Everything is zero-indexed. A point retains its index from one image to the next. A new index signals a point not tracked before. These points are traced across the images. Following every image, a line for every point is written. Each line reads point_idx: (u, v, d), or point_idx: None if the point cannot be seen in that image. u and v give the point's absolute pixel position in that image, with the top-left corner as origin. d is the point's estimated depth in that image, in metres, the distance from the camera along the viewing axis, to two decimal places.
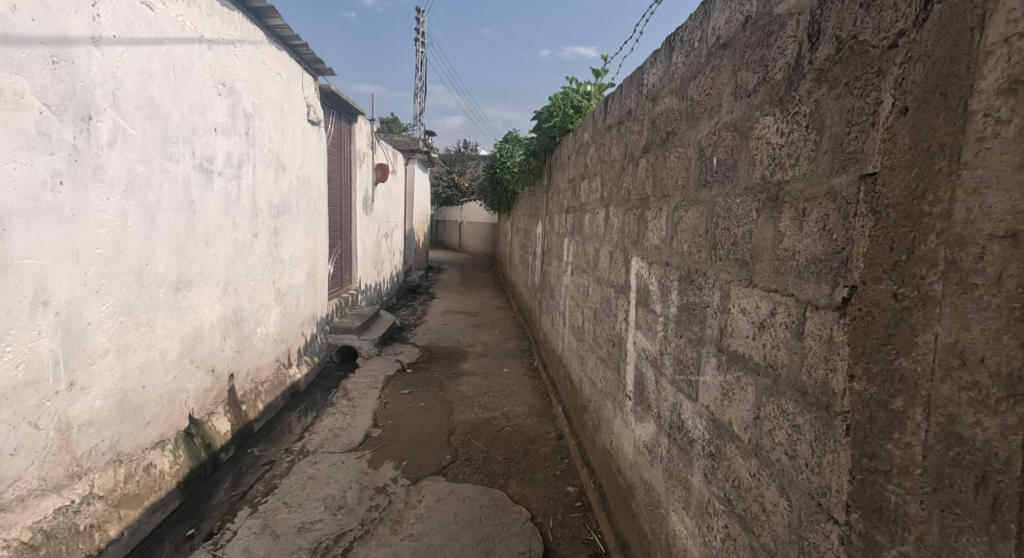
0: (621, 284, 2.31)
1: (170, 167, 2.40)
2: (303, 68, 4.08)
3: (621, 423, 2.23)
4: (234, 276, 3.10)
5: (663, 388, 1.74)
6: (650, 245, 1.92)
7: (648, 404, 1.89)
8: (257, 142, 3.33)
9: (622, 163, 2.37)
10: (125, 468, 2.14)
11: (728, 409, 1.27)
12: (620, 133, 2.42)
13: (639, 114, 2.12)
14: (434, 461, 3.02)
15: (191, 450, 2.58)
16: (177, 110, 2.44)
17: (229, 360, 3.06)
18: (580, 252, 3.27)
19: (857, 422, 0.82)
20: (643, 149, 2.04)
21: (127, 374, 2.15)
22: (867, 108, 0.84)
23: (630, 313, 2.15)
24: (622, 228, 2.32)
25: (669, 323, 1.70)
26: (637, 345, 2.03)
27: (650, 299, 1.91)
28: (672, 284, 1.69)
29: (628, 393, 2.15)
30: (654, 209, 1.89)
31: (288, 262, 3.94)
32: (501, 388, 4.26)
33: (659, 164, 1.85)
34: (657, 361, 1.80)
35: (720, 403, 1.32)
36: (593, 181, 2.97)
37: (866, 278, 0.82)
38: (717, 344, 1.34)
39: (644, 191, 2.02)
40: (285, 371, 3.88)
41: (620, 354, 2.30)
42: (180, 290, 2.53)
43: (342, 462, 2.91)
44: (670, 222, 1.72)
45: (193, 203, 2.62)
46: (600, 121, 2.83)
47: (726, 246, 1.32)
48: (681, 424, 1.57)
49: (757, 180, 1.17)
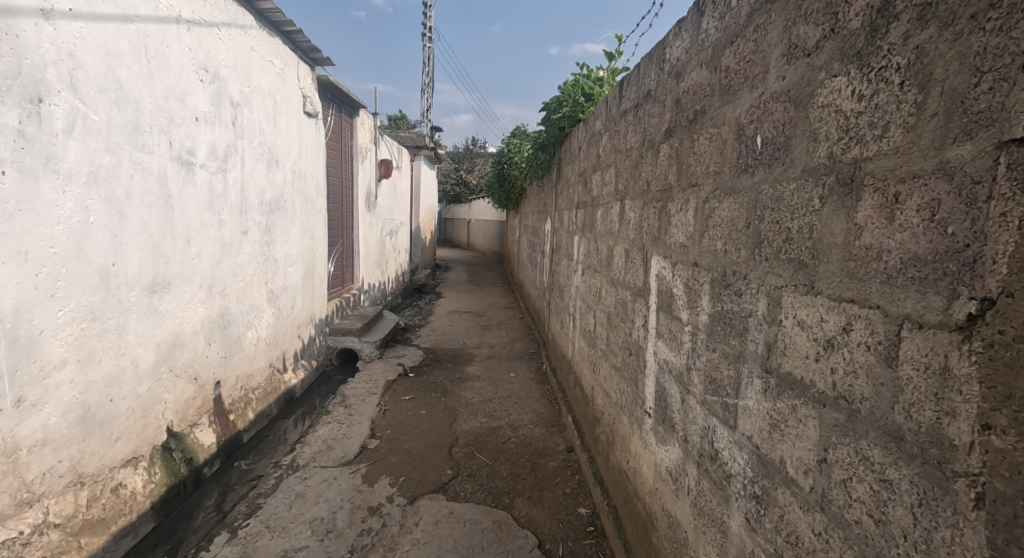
0: (638, 286, 2.07)
1: (143, 159, 2.19)
2: (299, 57, 3.87)
3: (639, 442, 2.00)
4: (219, 277, 2.88)
5: (691, 410, 1.50)
6: (674, 242, 1.68)
7: (672, 426, 1.65)
8: (245, 133, 3.11)
9: (639, 151, 2.13)
10: (88, 491, 1.94)
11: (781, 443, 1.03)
12: (637, 117, 2.17)
13: (660, 95, 1.87)
14: (434, 476, 2.79)
15: (168, 467, 2.38)
16: (152, 97, 2.23)
17: (214, 367, 2.85)
18: (591, 250, 3.03)
19: (1000, 494, 0.62)
20: (665, 133, 1.80)
21: (90, 387, 1.95)
22: (1013, 47, 0.63)
23: (650, 319, 1.91)
24: (640, 224, 2.08)
25: (698, 334, 1.46)
26: (659, 356, 1.80)
27: (674, 304, 1.67)
28: (702, 288, 1.45)
29: (648, 410, 1.91)
30: (678, 202, 1.65)
31: (282, 262, 3.73)
32: (508, 394, 4.03)
33: (685, 148, 1.61)
34: (683, 377, 1.57)
35: (767, 436, 1.08)
36: (606, 173, 2.73)
37: (1014, 287, 0.61)
38: (765, 363, 1.10)
39: (666, 182, 1.78)
40: (279, 377, 3.67)
41: (638, 365, 2.06)
42: (156, 292, 2.33)
43: (334, 478, 2.70)
44: (699, 217, 1.48)
45: (171, 199, 2.41)
46: (615, 108, 2.58)
47: (776, 243, 1.07)
48: (714, 454, 1.33)
49: (821, 160, 0.93)
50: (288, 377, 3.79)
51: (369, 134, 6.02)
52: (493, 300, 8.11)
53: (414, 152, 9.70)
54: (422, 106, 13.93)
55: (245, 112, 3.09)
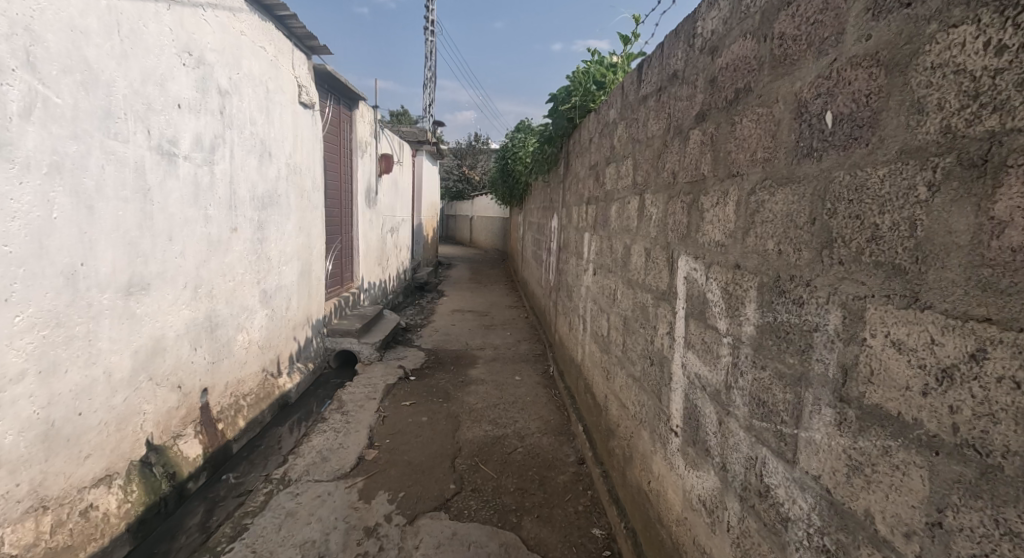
0: (662, 289, 1.88)
1: (116, 149, 2.00)
2: (294, 44, 3.67)
3: (664, 463, 1.81)
4: (206, 277, 2.69)
5: (732, 435, 1.31)
6: (708, 241, 1.48)
7: (707, 449, 1.46)
8: (234, 123, 2.91)
9: (663, 139, 1.93)
10: (52, 515, 1.76)
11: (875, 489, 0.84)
12: (661, 102, 1.96)
13: (690, 76, 1.67)
14: (437, 491, 2.60)
15: (148, 484, 2.19)
16: (127, 81, 2.04)
17: (201, 374, 2.66)
18: (604, 248, 2.83)
19: None
20: (697, 118, 1.60)
21: (54, 400, 1.77)
22: None
23: (677, 326, 1.72)
24: (664, 221, 1.88)
25: (742, 348, 1.27)
26: (689, 370, 1.60)
27: (709, 311, 1.47)
28: (747, 293, 1.25)
29: (674, 429, 1.72)
30: (714, 194, 1.46)
31: (275, 260, 3.53)
32: (513, 399, 3.83)
33: (724, 134, 1.41)
34: (722, 396, 1.37)
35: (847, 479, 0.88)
36: (622, 165, 2.52)
37: None
38: (839, 390, 0.90)
39: (698, 172, 1.58)
40: (273, 382, 3.49)
41: (661, 377, 1.86)
42: (133, 294, 2.13)
43: (328, 494, 2.51)
44: (744, 211, 1.28)
45: (150, 192, 2.21)
46: (633, 94, 2.37)
47: (856, 243, 0.87)
48: (765, 491, 1.14)
49: (930, 137, 0.74)
50: (282, 381, 3.60)
51: (369, 127, 5.81)
52: (496, 299, 7.91)
53: (415, 147, 9.50)
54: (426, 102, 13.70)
55: (234, 100, 2.89)
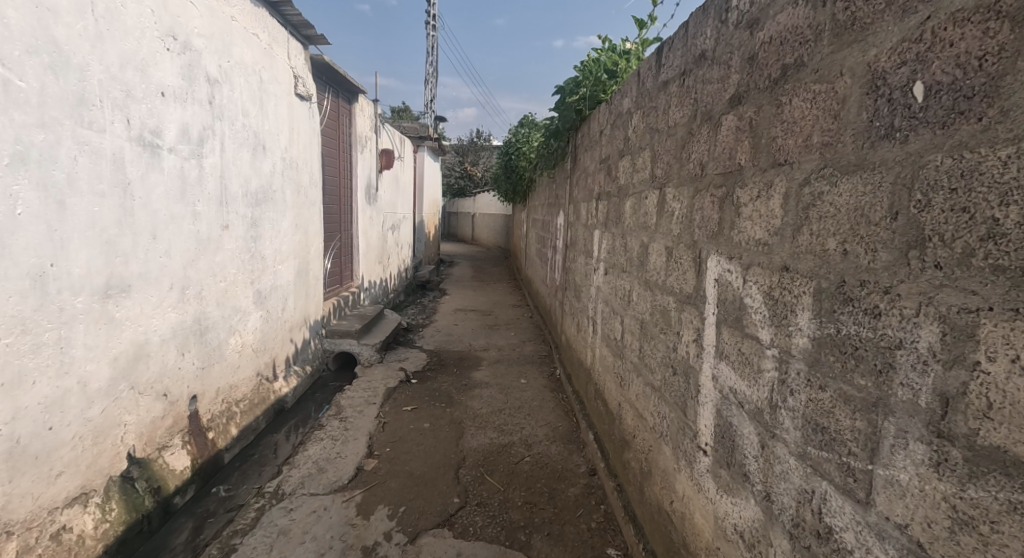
0: (687, 292, 1.71)
1: (91, 139, 1.84)
2: (290, 32, 3.51)
3: (690, 483, 1.64)
4: (194, 278, 2.53)
5: (779, 462, 1.14)
6: (747, 239, 1.31)
7: (745, 474, 1.30)
8: (225, 114, 2.74)
9: (688, 127, 1.76)
10: (18, 541, 1.60)
11: (997, 548, 0.69)
12: (685, 87, 1.79)
13: (722, 54, 1.50)
14: (440, 505, 2.45)
15: (129, 501, 2.03)
16: (103, 65, 1.87)
17: (189, 380, 2.50)
18: (617, 247, 2.66)
19: None
20: (731, 101, 1.43)
21: (20, 414, 1.61)
22: None
23: (705, 333, 1.55)
24: (690, 217, 1.71)
25: (792, 363, 1.10)
26: (722, 383, 1.43)
27: (747, 318, 1.30)
28: (799, 300, 1.09)
29: (703, 447, 1.55)
30: (754, 187, 1.29)
31: (270, 259, 3.37)
32: (519, 404, 3.67)
33: (766, 118, 1.24)
34: (765, 416, 1.21)
35: (960, 536, 0.73)
36: (638, 157, 2.35)
37: None
38: (937, 424, 0.75)
39: (733, 162, 1.41)
40: (268, 386, 3.33)
41: (686, 389, 1.70)
42: (111, 296, 1.97)
43: (324, 509, 2.36)
44: (795, 204, 1.11)
45: (130, 186, 2.05)
46: (651, 80, 2.20)
47: (964, 242, 0.73)
48: (825, 533, 0.98)
49: None
50: (278, 386, 3.44)
51: (369, 122, 5.64)
52: (498, 298, 7.74)
53: (416, 143, 9.31)
54: (426, 97, 13.50)
55: (225, 89, 2.73)
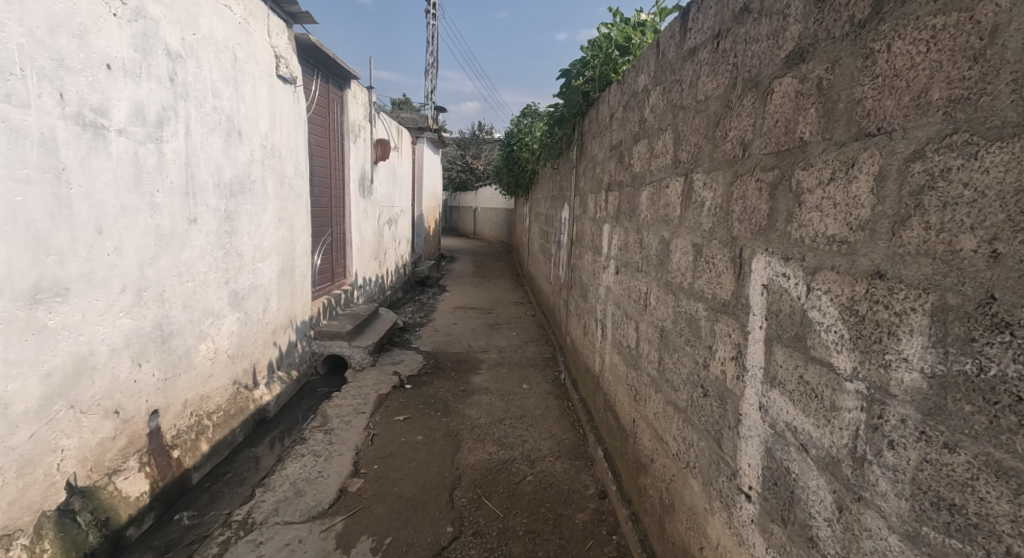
0: (723, 299, 1.41)
1: (10, 115, 1.56)
2: (270, 7, 3.21)
3: (728, 531, 1.35)
4: (154, 278, 2.24)
5: (870, 538, 0.85)
6: (813, 235, 1.01)
7: (811, 539, 1.00)
8: (191, 93, 2.44)
9: (723, 99, 1.45)
10: None
11: None
12: (719, 52, 1.49)
13: (775, 3, 1.19)
14: (431, 535, 2.17)
15: (68, 539, 1.75)
16: (23, 27, 1.59)
17: (149, 394, 2.21)
18: (631, 242, 2.36)
19: None
20: (787, 61, 1.13)
21: None
22: None
23: (750, 352, 1.25)
24: (726, 209, 1.41)
25: (896, 409, 0.80)
26: (775, 417, 1.14)
27: (813, 339, 1.00)
28: (905, 320, 0.78)
29: (745, 491, 1.26)
30: (823, 166, 0.98)
31: (249, 256, 3.07)
32: (521, 413, 3.39)
33: (844, 76, 0.94)
34: (842, 470, 0.91)
35: None
36: (657, 139, 2.04)
37: None
38: None
39: (789, 137, 1.11)
40: (247, 396, 3.04)
41: (721, 416, 1.40)
42: (42, 302, 1.69)
43: (298, 542, 2.08)
44: (895, 187, 0.81)
45: (66, 172, 1.76)
46: (673, 51, 1.90)
47: None
48: None
49: None
50: (259, 394, 3.15)
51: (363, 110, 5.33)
52: (500, 295, 7.44)
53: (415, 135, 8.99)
54: (426, 88, 13.17)
55: (190, 66, 2.43)
